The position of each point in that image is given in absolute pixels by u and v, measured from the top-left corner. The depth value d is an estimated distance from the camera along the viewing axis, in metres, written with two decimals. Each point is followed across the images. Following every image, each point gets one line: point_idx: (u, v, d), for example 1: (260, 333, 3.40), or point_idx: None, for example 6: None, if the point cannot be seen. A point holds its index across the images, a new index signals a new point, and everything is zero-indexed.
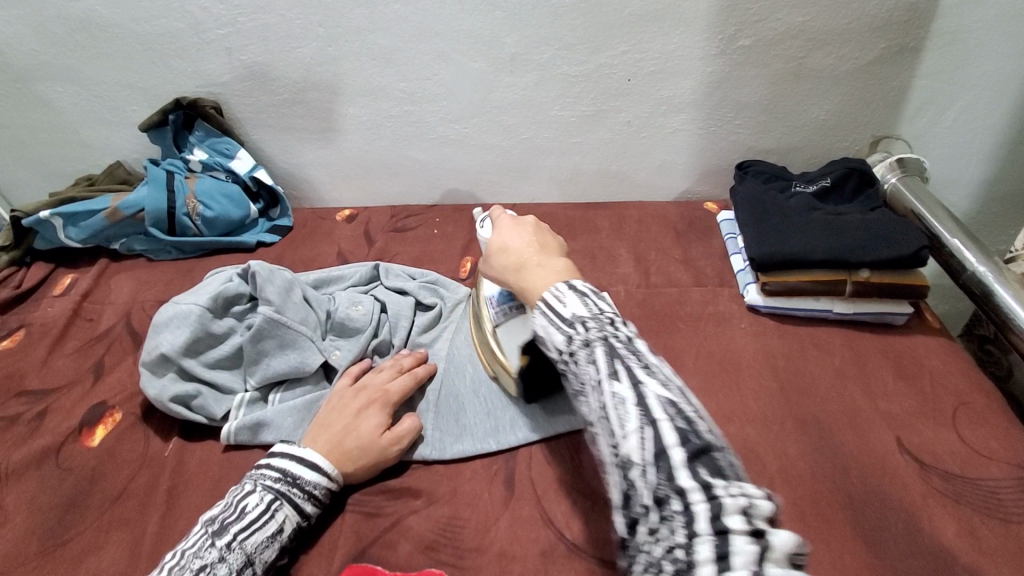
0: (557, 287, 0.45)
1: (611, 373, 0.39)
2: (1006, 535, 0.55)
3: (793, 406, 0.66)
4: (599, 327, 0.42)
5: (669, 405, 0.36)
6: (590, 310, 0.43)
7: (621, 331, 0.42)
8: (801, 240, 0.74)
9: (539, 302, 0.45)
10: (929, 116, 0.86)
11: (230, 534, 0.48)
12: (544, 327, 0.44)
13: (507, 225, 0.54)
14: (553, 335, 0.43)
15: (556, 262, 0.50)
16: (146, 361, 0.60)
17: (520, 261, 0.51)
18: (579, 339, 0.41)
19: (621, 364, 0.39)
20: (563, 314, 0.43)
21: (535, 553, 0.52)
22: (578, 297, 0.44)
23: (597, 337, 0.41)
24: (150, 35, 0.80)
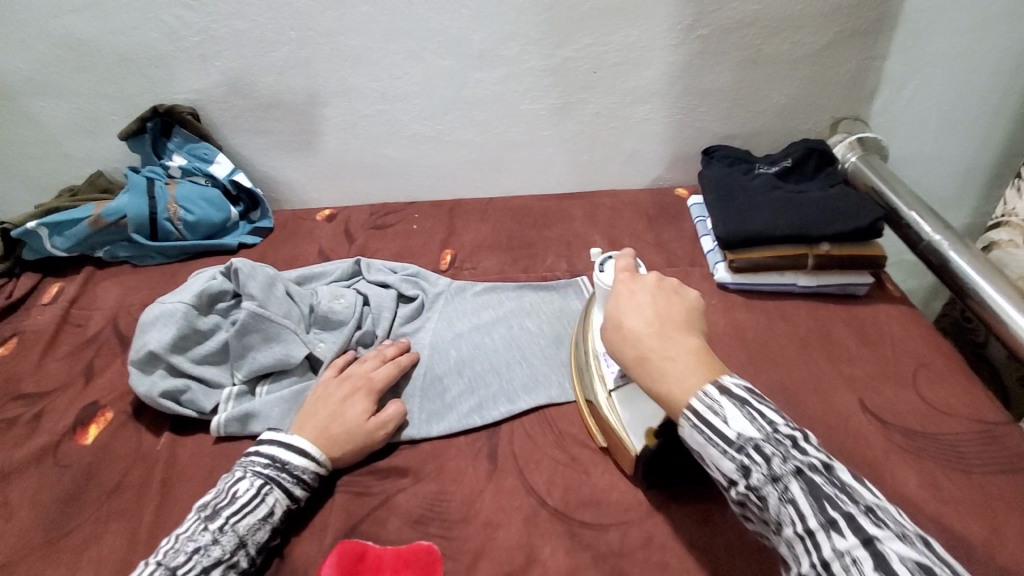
0: (707, 393, 0.44)
1: (827, 523, 0.39)
2: (965, 484, 0.58)
3: (761, 375, 0.70)
4: (782, 456, 0.41)
5: (921, 570, 0.35)
6: (762, 432, 0.42)
7: (809, 460, 0.41)
8: (765, 217, 0.77)
9: (686, 412, 0.44)
10: (884, 96, 0.90)
11: (222, 518, 0.50)
12: (701, 442, 0.43)
13: (625, 295, 0.52)
14: (722, 460, 0.43)
15: (688, 342, 0.47)
16: (135, 359, 0.61)
17: (640, 350, 0.48)
18: (762, 473, 0.41)
19: (837, 513, 0.39)
20: (726, 434, 0.42)
21: (519, 520, 0.54)
22: (738, 408, 0.43)
23: (788, 472, 0.41)
24: (125, 46, 0.82)
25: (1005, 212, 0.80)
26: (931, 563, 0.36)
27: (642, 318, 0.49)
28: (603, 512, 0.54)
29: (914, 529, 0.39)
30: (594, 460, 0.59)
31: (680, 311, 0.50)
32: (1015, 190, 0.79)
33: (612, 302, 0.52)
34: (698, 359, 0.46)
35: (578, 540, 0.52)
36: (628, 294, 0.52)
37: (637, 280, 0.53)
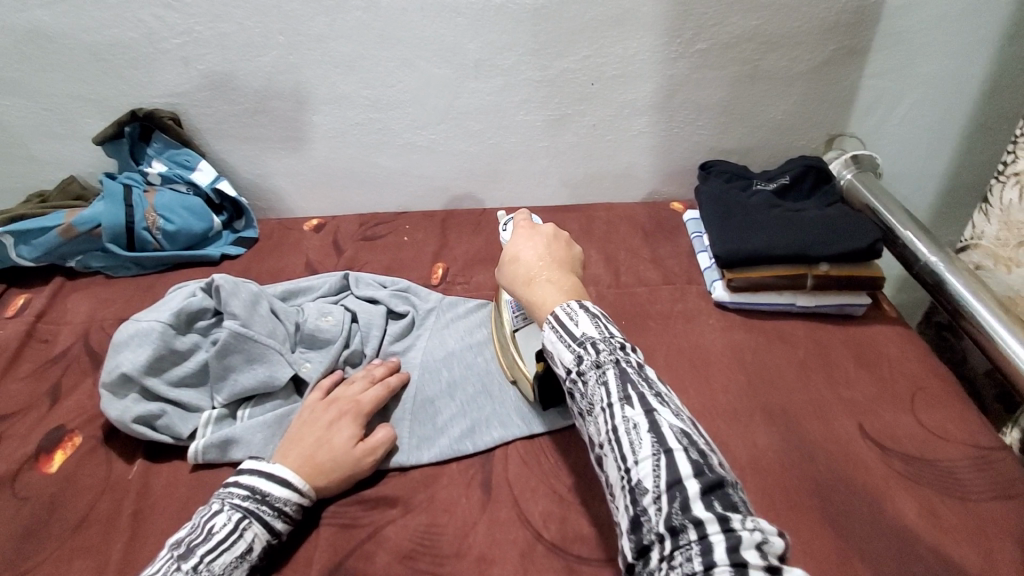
0: (569, 305, 0.49)
1: (624, 398, 0.43)
2: (964, 513, 0.57)
3: (760, 399, 0.68)
4: (610, 352, 0.46)
5: (682, 436, 0.41)
6: (601, 333, 0.47)
7: (631, 358, 0.46)
8: (763, 236, 0.76)
9: (550, 317, 0.49)
10: (878, 115, 0.90)
11: (197, 557, 0.46)
12: (553, 339, 0.48)
13: (522, 233, 0.56)
14: (564, 352, 0.47)
15: (564, 279, 0.52)
16: (106, 381, 0.58)
17: (529, 275, 0.53)
18: (590, 361, 0.46)
19: (634, 392, 0.43)
20: (574, 332, 0.47)
21: (514, 555, 0.52)
22: (589, 319, 0.47)
23: (609, 361, 0.45)
24: (102, 46, 0.78)
25: (971, 236, 0.81)
26: (695, 436, 0.41)
27: (539, 249, 0.54)
28: (600, 546, 0.52)
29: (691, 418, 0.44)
30: (591, 491, 0.56)
31: (568, 254, 0.55)
32: (981, 213, 0.79)
33: (510, 239, 0.57)
34: (571, 289, 0.52)
35: None
36: (529, 230, 0.57)
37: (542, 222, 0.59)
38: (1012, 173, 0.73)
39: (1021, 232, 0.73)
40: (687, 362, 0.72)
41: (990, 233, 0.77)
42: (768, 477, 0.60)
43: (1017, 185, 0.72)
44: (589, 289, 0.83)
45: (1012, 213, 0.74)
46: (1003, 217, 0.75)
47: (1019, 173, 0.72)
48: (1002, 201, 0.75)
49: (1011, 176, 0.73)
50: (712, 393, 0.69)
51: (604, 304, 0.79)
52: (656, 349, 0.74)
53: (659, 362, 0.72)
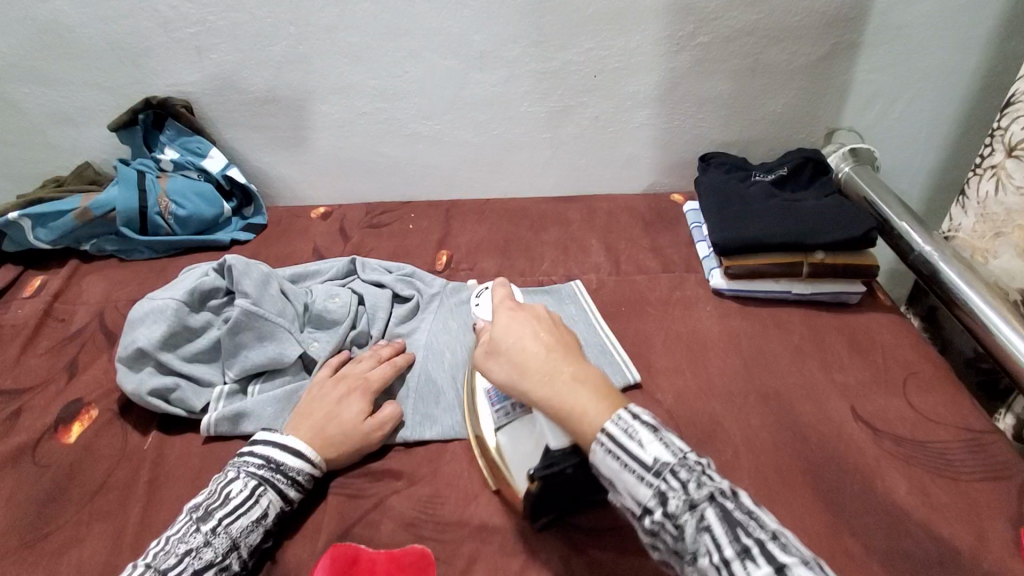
0: (620, 417, 0.44)
1: (738, 551, 0.38)
2: (952, 490, 0.59)
3: (756, 383, 0.70)
4: (695, 482, 0.41)
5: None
6: (673, 455, 0.42)
7: (721, 486, 0.41)
8: (760, 225, 0.78)
9: (602, 437, 0.44)
10: (876, 109, 0.92)
11: (215, 519, 0.48)
12: (615, 469, 0.43)
13: (513, 321, 0.53)
14: (638, 486, 0.42)
15: (589, 374, 0.48)
16: (123, 355, 0.60)
17: (549, 374, 0.48)
18: (678, 499, 0.41)
19: (747, 539, 0.38)
20: (643, 458, 0.42)
21: (514, 524, 0.54)
22: (653, 437, 0.43)
23: (702, 497, 0.40)
24: (117, 35, 0.80)
25: (953, 228, 0.84)
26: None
27: (541, 336, 0.51)
28: (597, 516, 0.54)
29: (817, 557, 0.38)
30: None
31: (568, 339, 0.52)
32: (960, 207, 0.83)
33: (502, 330, 0.52)
34: (599, 383, 0.48)
35: (574, 545, 0.52)
36: (526, 317, 0.53)
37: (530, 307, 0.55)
38: (988, 166, 0.77)
39: (996, 224, 0.76)
40: (684, 346, 0.74)
41: (967, 226, 0.81)
42: (762, 456, 0.62)
43: (992, 178, 0.76)
44: (590, 276, 0.84)
45: (988, 206, 0.77)
46: (980, 209, 0.78)
47: (994, 167, 0.76)
48: (979, 194, 0.78)
49: (988, 169, 0.77)
50: (709, 376, 0.70)
51: (605, 290, 0.81)
52: (655, 334, 0.76)
53: (657, 346, 0.74)
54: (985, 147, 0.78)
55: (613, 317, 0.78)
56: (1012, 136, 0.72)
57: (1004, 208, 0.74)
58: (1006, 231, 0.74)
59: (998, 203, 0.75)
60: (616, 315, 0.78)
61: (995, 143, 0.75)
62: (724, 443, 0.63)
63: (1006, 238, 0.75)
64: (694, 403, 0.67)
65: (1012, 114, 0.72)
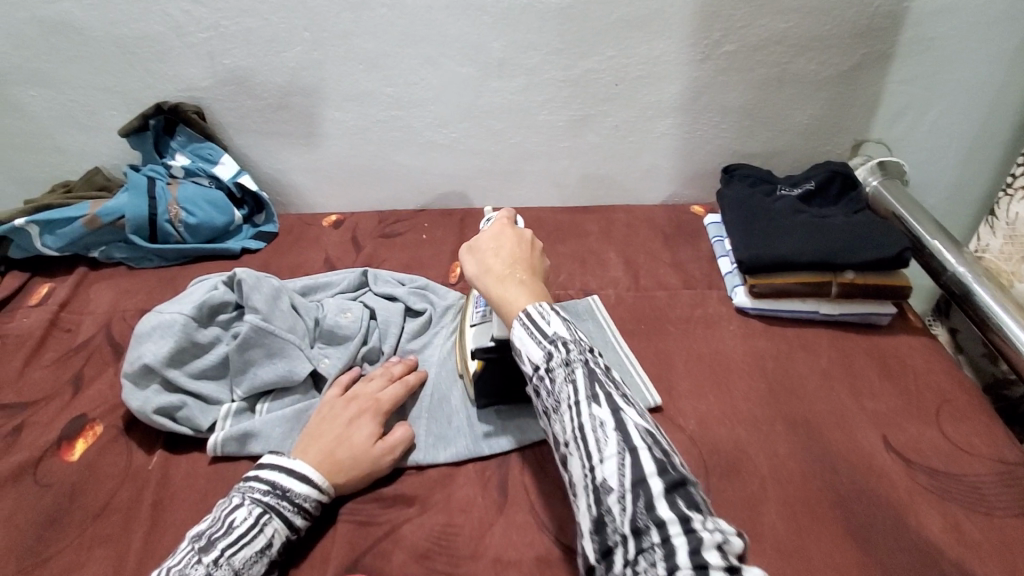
0: (541, 305, 0.47)
1: (591, 397, 0.43)
2: (989, 529, 0.56)
3: (782, 408, 0.67)
4: (579, 350, 0.45)
5: (648, 437, 0.41)
6: (571, 334, 0.46)
7: (600, 359, 0.45)
8: (787, 242, 0.75)
9: (522, 313, 0.47)
10: (907, 121, 0.88)
11: (217, 550, 0.46)
12: (523, 336, 0.46)
13: (493, 231, 0.55)
14: (534, 349, 0.46)
15: (536, 283, 0.51)
16: (129, 372, 0.58)
17: (498, 271, 0.51)
18: (559, 358, 0.44)
19: (602, 392, 0.43)
20: (545, 330, 0.46)
21: (531, 558, 0.51)
22: (560, 319, 0.47)
23: (579, 359, 0.44)
24: (129, 38, 0.79)
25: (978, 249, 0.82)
26: (659, 437, 0.42)
27: (515, 247, 0.54)
28: None
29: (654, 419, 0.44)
30: None
31: (535, 258, 0.54)
32: (987, 227, 0.81)
33: (480, 237, 0.55)
34: (540, 291, 0.50)
35: None
36: (513, 231, 0.56)
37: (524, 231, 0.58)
38: (1019, 188, 0.75)
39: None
40: (707, 368, 0.71)
41: (995, 247, 0.79)
42: (790, 487, 0.59)
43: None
44: (608, 291, 0.82)
45: (1017, 228, 0.76)
46: (1008, 230, 0.77)
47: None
48: (1009, 214, 0.76)
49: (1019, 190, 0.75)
50: (733, 400, 0.68)
51: (623, 307, 0.79)
52: (676, 354, 0.73)
53: (678, 367, 0.71)
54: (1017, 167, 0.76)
55: (632, 335, 0.75)
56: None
57: None
58: None
59: None
60: (635, 333, 0.76)
61: None
62: (749, 473, 0.60)
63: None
64: (717, 429, 0.65)
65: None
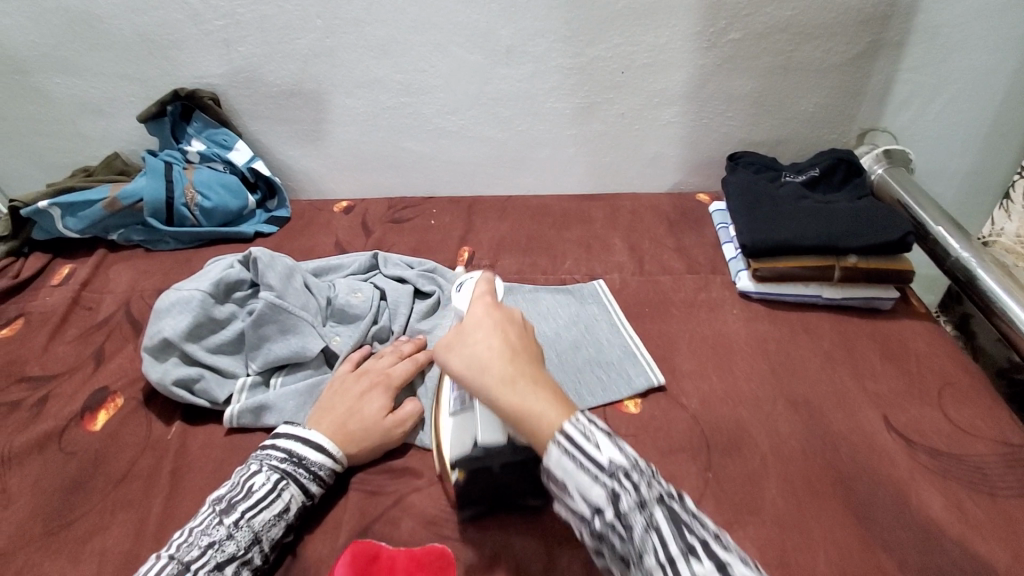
0: (579, 420, 0.44)
1: (685, 549, 0.39)
2: (989, 507, 0.57)
3: (784, 389, 0.68)
4: (646, 484, 0.42)
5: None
6: (627, 459, 0.43)
7: (669, 489, 0.43)
8: (791, 226, 0.76)
9: (558, 437, 0.43)
10: (913, 109, 0.89)
11: (237, 512, 0.48)
12: (570, 468, 0.42)
13: (479, 317, 0.50)
14: (592, 485, 0.42)
15: (545, 379, 0.47)
16: (149, 345, 0.60)
17: (505, 374, 0.46)
18: (630, 499, 0.41)
19: (694, 539, 0.40)
20: (598, 459, 0.43)
21: (536, 526, 0.53)
22: (608, 441, 0.44)
23: (654, 498, 0.42)
24: (147, 26, 0.81)
25: (992, 232, 0.82)
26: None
27: (510, 331, 0.49)
28: None
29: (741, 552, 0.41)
30: None
31: (530, 340, 0.50)
32: (1001, 211, 0.81)
33: (466, 326, 0.49)
34: (555, 392, 0.46)
35: None
36: (499, 313, 0.51)
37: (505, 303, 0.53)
38: None
39: None
40: (710, 350, 0.73)
41: (1011, 230, 0.78)
42: (791, 464, 0.60)
43: None
44: (613, 276, 0.83)
45: None
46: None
47: None
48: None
49: None
50: (735, 380, 0.69)
51: (628, 291, 0.80)
52: (679, 337, 0.75)
53: (682, 349, 0.72)
54: None
55: (636, 318, 0.76)
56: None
57: None
58: None
59: None
60: (639, 316, 0.77)
61: None
62: (751, 450, 0.61)
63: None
64: (720, 408, 0.66)
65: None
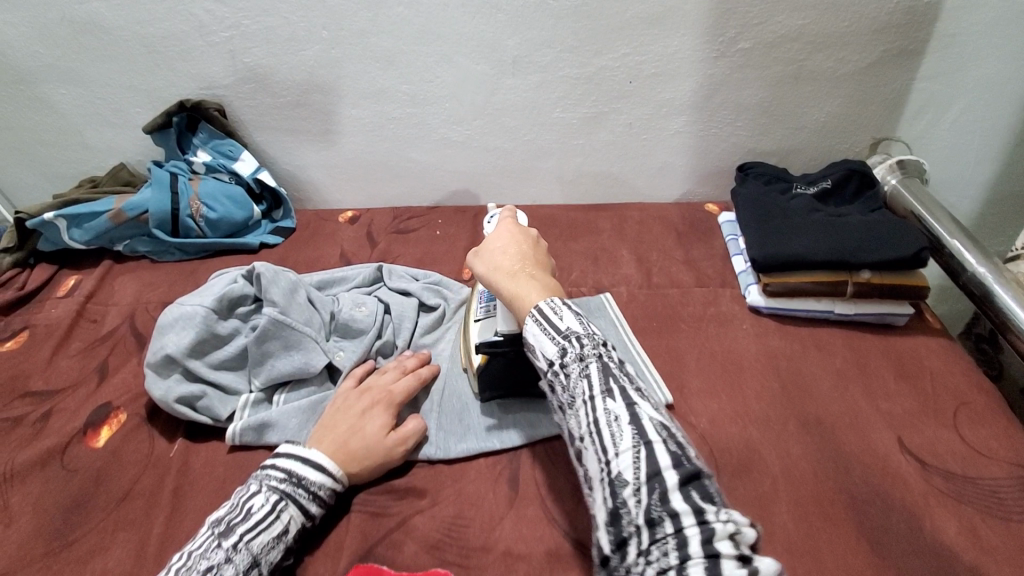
0: (552, 300, 0.49)
1: (605, 392, 0.43)
2: (1007, 534, 0.55)
3: (795, 408, 0.67)
4: (592, 346, 0.46)
5: (662, 429, 0.41)
6: (584, 329, 0.47)
7: (611, 354, 0.46)
8: (803, 240, 0.74)
9: (533, 311, 0.48)
10: (928, 119, 0.87)
11: (236, 534, 0.47)
12: (536, 331, 0.47)
13: (504, 230, 0.57)
14: (547, 344, 0.47)
15: (545, 279, 0.52)
16: (152, 361, 0.60)
17: (511, 269, 0.53)
18: (573, 353, 0.45)
19: (615, 385, 0.43)
20: (559, 326, 0.47)
21: (540, 551, 0.52)
22: (573, 314, 0.48)
23: (592, 354, 0.45)
24: (153, 37, 0.81)
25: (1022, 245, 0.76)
26: (674, 430, 0.42)
27: (514, 243, 0.55)
28: None
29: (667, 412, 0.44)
30: None
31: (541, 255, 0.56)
32: None
33: (490, 237, 0.57)
34: (552, 286, 0.52)
35: None
36: (512, 228, 0.57)
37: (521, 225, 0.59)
38: None
39: None
40: (719, 366, 0.71)
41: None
42: (802, 486, 0.59)
43: None
44: (620, 289, 0.82)
45: None
46: None
47: None
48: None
49: None
50: (745, 399, 0.67)
51: (635, 304, 0.79)
52: (688, 352, 0.73)
53: (690, 365, 0.71)
54: None
55: (643, 333, 0.75)
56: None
57: None
58: None
59: None
60: (646, 331, 0.76)
61: None
62: (760, 472, 0.60)
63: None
64: (729, 427, 0.65)
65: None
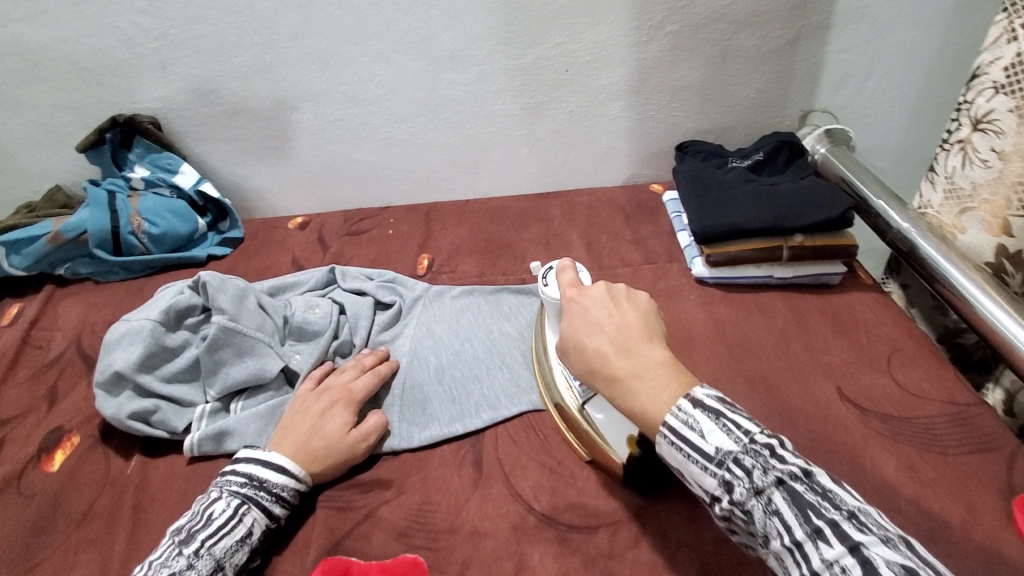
0: (681, 407, 0.42)
1: (810, 532, 0.37)
2: (941, 465, 0.60)
3: (743, 369, 0.70)
4: (761, 469, 0.40)
5: (906, 573, 0.34)
6: (739, 443, 0.41)
7: (789, 469, 0.40)
8: (738, 211, 0.78)
9: (663, 429, 0.42)
10: (848, 89, 0.92)
11: (197, 541, 0.48)
12: (681, 458, 0.42)
13: (579, 311, 0.50)
14: (703, 477, 0.42)
15: (655, 366, 0.45)
16: (101, 380, 0.59)
17: (608, 369, 0.45)
18: (746, 486, 0.40)
19: (819, 520, 0.37)
20: (705, 448, 0.41)
21: (507, 527, 0.53)
22: (713, 422, 0.41)
23: (769, 483, 0.39)
24: (79, 54, 0.78)
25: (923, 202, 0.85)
26: (918, 566, 0.35)
27: (591, 328, 0.48)
28: (591, 514, 0.54)
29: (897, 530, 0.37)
30: (580, 461, 0.58)
31: (639, 321, 0.48)
32: (929, 182, 0.83)
33: (568, 322, 0.50)
34: (672, 374, 0.44)
35: (567, 545, 0.52)
36: (581, 311, 0.50)
37: (588, 292, 0.51)
38: (956, 141, 0.77)
39: (963, 198, 0.77)
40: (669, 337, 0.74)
41: (936, 202, 0.81)
42: None
43: (960, 152, 0.77)
44: None
45: (955, 180, 0.78)
46: (948, 184, 0.79)
47: (961, 141, 0.76)
48: (947, 168, 0.79)
49: (955, 143, 0.77)
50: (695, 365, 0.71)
51: None
52: None
53: None
54: (952, 121, 0.78)
55: None
56: (978, 109, 0.73)
57: (971, 182, 0.75)
58: (974, 205, 0.75)
59: (965, 176, 0.76)
60: None
61: (962, 117, 0.75)
62: None
63: (973, 213, 0.76)
64: None
65: (976, 87, 0.73)
